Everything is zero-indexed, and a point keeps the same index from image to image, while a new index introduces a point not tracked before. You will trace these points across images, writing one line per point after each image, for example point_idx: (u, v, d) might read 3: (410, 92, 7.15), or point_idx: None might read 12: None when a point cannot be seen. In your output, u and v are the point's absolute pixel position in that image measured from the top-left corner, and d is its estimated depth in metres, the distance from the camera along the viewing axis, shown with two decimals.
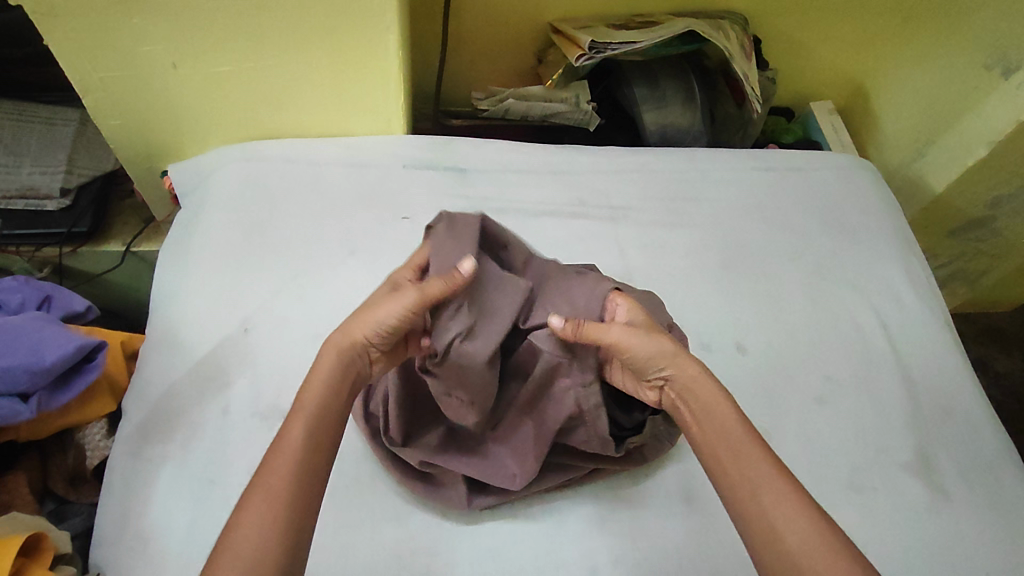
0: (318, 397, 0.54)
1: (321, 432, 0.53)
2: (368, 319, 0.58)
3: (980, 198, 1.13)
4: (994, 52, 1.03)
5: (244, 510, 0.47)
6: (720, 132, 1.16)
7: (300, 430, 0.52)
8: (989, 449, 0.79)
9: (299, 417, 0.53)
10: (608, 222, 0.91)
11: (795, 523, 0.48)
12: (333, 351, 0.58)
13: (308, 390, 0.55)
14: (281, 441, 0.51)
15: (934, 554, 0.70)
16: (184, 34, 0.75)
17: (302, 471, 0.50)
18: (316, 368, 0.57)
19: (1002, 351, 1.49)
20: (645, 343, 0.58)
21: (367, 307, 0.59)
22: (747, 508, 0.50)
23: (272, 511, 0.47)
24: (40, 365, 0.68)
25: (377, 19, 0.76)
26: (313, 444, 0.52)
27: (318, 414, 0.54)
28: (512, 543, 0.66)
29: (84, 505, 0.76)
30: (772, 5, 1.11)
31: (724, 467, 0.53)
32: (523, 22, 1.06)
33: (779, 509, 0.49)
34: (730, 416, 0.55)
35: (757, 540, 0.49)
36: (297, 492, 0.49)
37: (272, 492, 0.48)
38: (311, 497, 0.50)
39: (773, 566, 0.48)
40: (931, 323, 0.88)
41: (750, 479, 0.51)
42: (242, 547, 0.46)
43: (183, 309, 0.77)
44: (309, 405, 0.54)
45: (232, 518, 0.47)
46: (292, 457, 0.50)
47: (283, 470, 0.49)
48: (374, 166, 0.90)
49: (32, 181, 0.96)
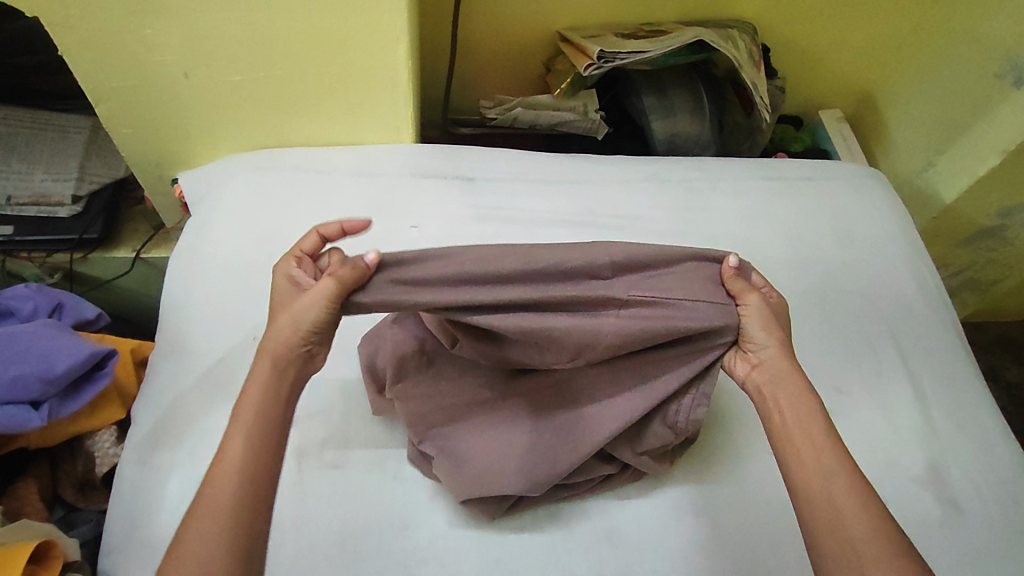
0: (255, 405, 0.55)
1: (261, 439, 0.54)
2: (290, 320, 0.57)
3: (991, 208, 1.12)
4: (1004, 58, 1.02)
5: (190, 525, 0.50)
6: (729, 140, 1.16)
7: (238, 440, 0.53)
8: (1001, 461, 0.78)
9: (238, 427, 0.54)
10: (617, 231, 0.90)
11: (860, 518, 0.51)
12: (269, 359, 0.57)
13: (245, 398, 0.56)
14: (226, 450, 0.53)
15: (945, 567, 0.69)
16: (196, 44, 0.76)
17: (241, 482, 0.51)
18: (254, 376, 0.57)
19: (1013, 360, 1.48)
20: (770, 329, 0.58)
21: (285, 310, 0.58)
22: (811, 496, 0.53)
23: (213, 522, 0.49)
24: (51, 373, 0.68)
25: (386, 29, 0.77)
26: (253, 450, 0.53)
27: (258, 423, 0.54)
28: (520, 553, 0.65)
29: (93, 513, 0.77)
30: (781, 14, 1.11)
31: (798, 456, 0.54)
32: (531, 31, 1.07)
33: (847, 503, 0.51)
34: (810, 406, 0.56)
35: (820, 526, 0.51)
36: (239, 503, 0.51)
37: (214, 505, 0.50)
38: (255, 502, 0.51)
39: (830, 551, 0.50)
40: (943, 335, 0.87)
41: (824, 471, 0.53)
42: (187, 552, 0.49)
43: (193, 317, 0.78)
44: (248, 414, 0.55)
45: (181, 532, 0.50)
46: (234, 468, 0.52)
47: (224, 479, 0.51)
48: (382, 174, 0.91)
49: (45, 189, 0.97)
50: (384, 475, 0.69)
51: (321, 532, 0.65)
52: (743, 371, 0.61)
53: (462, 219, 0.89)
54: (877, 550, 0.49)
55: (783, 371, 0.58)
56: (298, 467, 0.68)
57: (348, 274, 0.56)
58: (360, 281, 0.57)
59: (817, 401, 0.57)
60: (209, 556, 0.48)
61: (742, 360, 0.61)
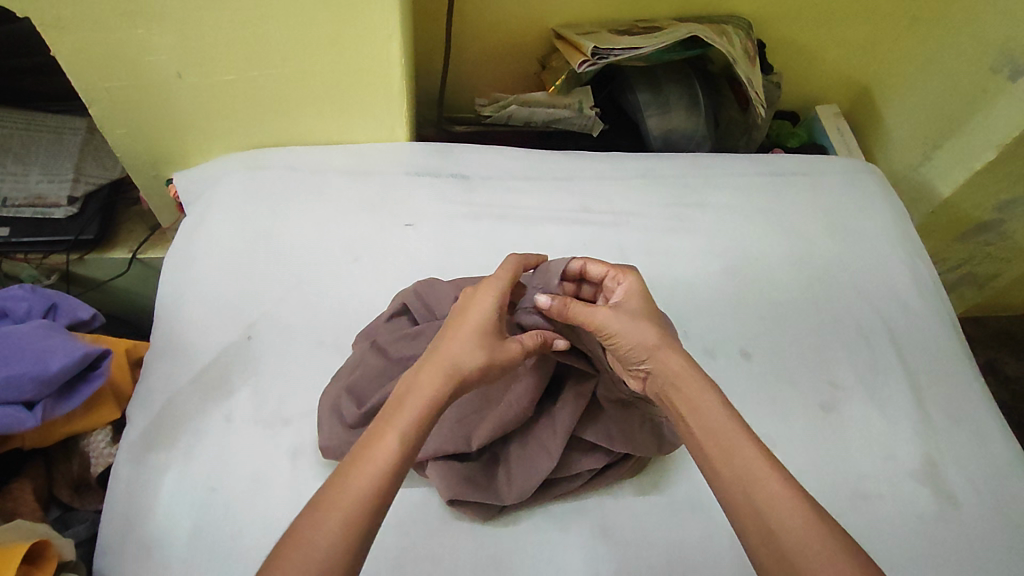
0: (422, 407, 0.54)
1: (411, 448, 0.51)
2: (466, 351, 0.58)
3: (989, 202, 1.12)
4: (1000, 52, 1.02)
5: (324, 505, 0.47)
6: (725, 137, 1.16)
7: (393, 443, 0.51)
8: (997, 456, 0.78)
9: (393, 428, 0.52)
10: (611, 228, 0.90)
11: (791, 518, 0.48)
12: (440, 373, 0.56)
13: (414, 396, 0.54)
14: (370, 449, 0.50)
15: (940, 562, 0.69)
16: (187, 43, 0.75)
17: (391, 477, 0.49)
18: (418, 383, 0.55)
19: (1013, 355, 1.47)
20: (625, 327, 0.62)
21: (467, 337, 0.59)
22: (740, 509, 0.50)
23: (341, 523, 0.46)
24: (45, 374, 0.68)
25: (379, 28, 0.77)
26: (401, 460, 0.50)
27: (413, 431, 0.52)
28: (513, 550, 0.65)
29: (89, 513, 0.77)
30: (775, 10, 1.11)
31: (718, 464, 0.53)
32: (525, 28, 1.06)
33: (771, 505, 0.49)
34: (716, 411, 0.56)
35: (751, 533, 0.49)
36: (377, 499, 0.48)
37: (353, 494, 0.48)
38: (379, 513, 0.48)
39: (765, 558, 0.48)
40: (938, 328, 0.87)
41: (741, 477, 0.51)
42: (306, 548, 0.45)
43: (188, 316, 0.78)
44: (406, 419, 0.53)
45: (307, 511, 0.47)
46: (381, 469, 0.49)
47: (374, 470, 0.49)
48: (376, 172, 0.91)
49: (41, 190, 0.97)
50: None
51: None
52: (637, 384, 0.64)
53: (457, 217, 0.88)
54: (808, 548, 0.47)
55: (665, 364, 0.60)
56: (292, 467, 0.68)
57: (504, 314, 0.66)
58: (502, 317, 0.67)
59: (718, 393, 0.57)
60: (326, 559, 0.44)
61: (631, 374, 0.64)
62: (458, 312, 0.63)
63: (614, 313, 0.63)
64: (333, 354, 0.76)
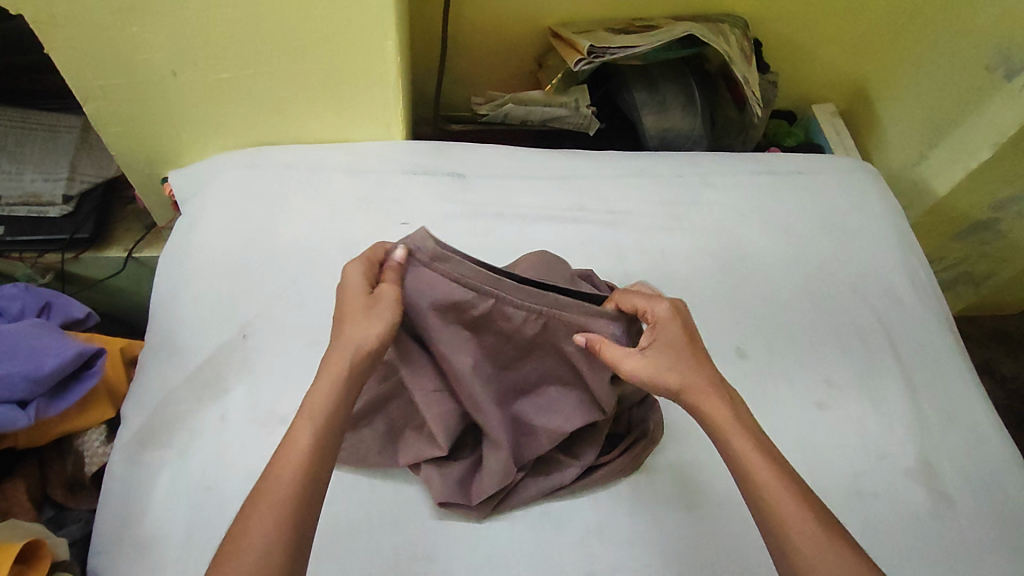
0: (326, 397, 0.54)
1: (327, 431, 0.53)
2: (366, 330, 0.57)
3: (984, 201, 1.12)
4: (996, 51, 1.02)
5: (249, 510, 0.49)
6: (722, 134, 1.16)
7: (306, 432, 0.52)
8: (991, 454, 0.78)
9: (305, 418, 0.53)
10: (607, 226, 0.90)
11: (805, 525, 0.52)
12: (345, 359, 0.56)
13: (316, 389, 0.55)
14: (290, 443, 0.52)
15: (936, 559, 0.70)
16: (182, 42, 0.75)
17: (307, 472, 0.51)
18: (325, 370, 0.56)
19: (1008, 354, 1.48)
20: (653, 371, 0.60)
21: (357, 314, 0.58)
22: (766, 515, 0.53)
23: (275, 517, 0.48)
24: (38, 373, 0.68)
25: (375, 26, 0.77)
26: (320, 445, 0.52)
27: (326, 415, 0.54)
28: (509, 549, 0.65)
29: (83, 512, 0.76)
30: (772, 9, 1.11)
31: (740, 473, 0.56)
32: (522, 26, 1.06)
33: (788, 514, 0.53)
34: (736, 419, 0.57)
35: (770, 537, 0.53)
36: (297, 497, 0.49)
37: (274, 495, 0.49)
38: (312, 498, 0.50)
39: (784, 563, 0.52)
40: (934, 328, 0.87)
41: (761, 486, 0.54)
42: (245, 546, 0.47)
43: (183, 315, 0.78)
44: (317, 406, 0.54)
45: (237, 520, 0.49)
46: (299, 458, 0.51)
47: (290, 469, 0.50)
48: (372, 171, 0.90)
49: (35, 188, 0.96)
50: (371, 474, 0.68)
51: None
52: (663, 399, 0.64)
53: (453, 216, 0.88)
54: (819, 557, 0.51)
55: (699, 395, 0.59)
56: None
57: (390, 275, 0.61)
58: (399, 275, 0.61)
59: (735, 399, 0.59)
60: (267, 552, 0.47)
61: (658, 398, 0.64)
62: (338, 295, 0.60)
63: (645, 359, 0.60)
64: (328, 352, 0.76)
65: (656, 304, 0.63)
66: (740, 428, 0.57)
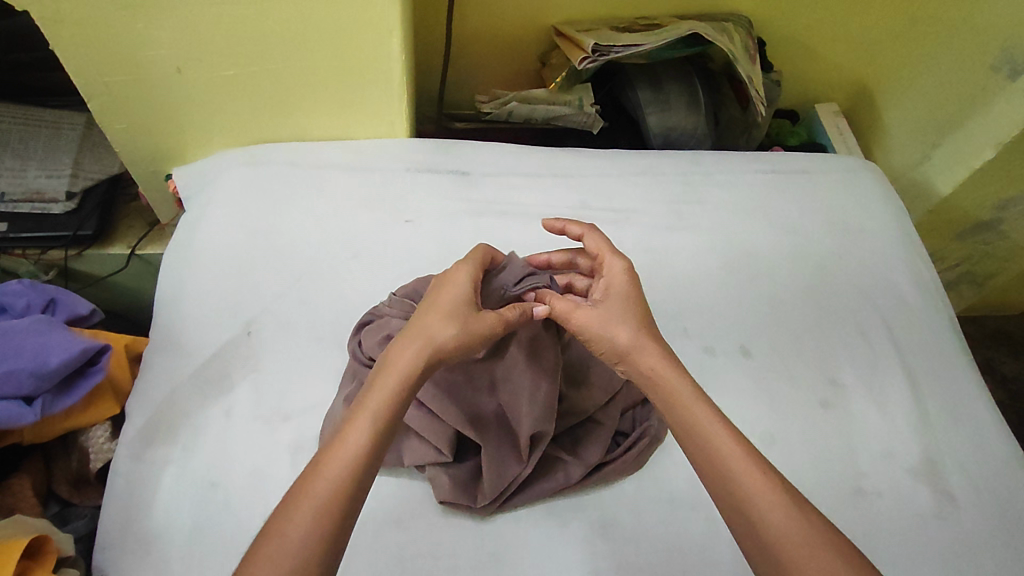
0: (384, 399, 0.53)
1: (382, 435, 0.52)
2: (449, 330, 0.59)
3: (987, 201, 1.12)
4: (999, 52, 1.02)
5: (290, 508, 0.47)
6: (724, 134, 1.14)
7: (362, 435, 0.51)
8: (994, 454, 0.78)
9: (363, 419, 0.52)
10: (611, 225, 0.90)
11: (771, 503, 0.50)
12: (421, 352, 0.57)
13: (376, 390, 0.54)
14: (342, 439, 0.51)
15: (940, 559, 0.70)
16: (187, 38, 0.75)
17: (352, 478, 0.49)
18: (395, 364, 0.56)
19: (1010, 354, 1.48)
20: (597, 326, 0.63)
21: (439, 316, 0.59)
22: (728, 497, 0.52)
23: (319, 521, 0.46)
24: (44, 369, 0.68)
25: (380, 24, 0.77)
26: (373, 450, 0.51)
27: (383, 416, 0.53)
28: (513, 547, 0.65)
29: (87, 508, 0.77)
30: (776, 9, 1.11)
31: (702, 454, 0.54)
32: (527, 24, 1.06)
33: (762, 501, 0.50)
34: (688, 393, 0.58)
35: (744, 533, 0.51)
36: (341, 503, 0.48)
37: (317, 496, 0.48)
38: (355, 504, 0.49)
39: (755, 547, 0.50)
40: (937, 327, 0.87)
41: (732, 478, 0.52)
42: (282, 544, 0.45)
43: (187, 312, 0.78)
44: (377, 406, 0.53)
45: (272, 519, 0.47)
46: (350, 461, 0.50)
47: (337, 472, 0.49)
48: (376, 169, 0.90)
49: (39, 185, 0.96)
50: (376, 471, 0.68)
51: None
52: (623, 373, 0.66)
53: (457, 214, 0.88)
54: (801, 546, 0.48)
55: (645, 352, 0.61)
56: (292, 462, 0.68)
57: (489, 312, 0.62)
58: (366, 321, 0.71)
59: (685, 371, 0.60)
60: (304, 558, 0.45)
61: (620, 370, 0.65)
62: (432, 288, 0.63)
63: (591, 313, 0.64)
64: (332, 350, 0.76)
65: (611, 260, 0.69)
66: (688, 395, 0.58)
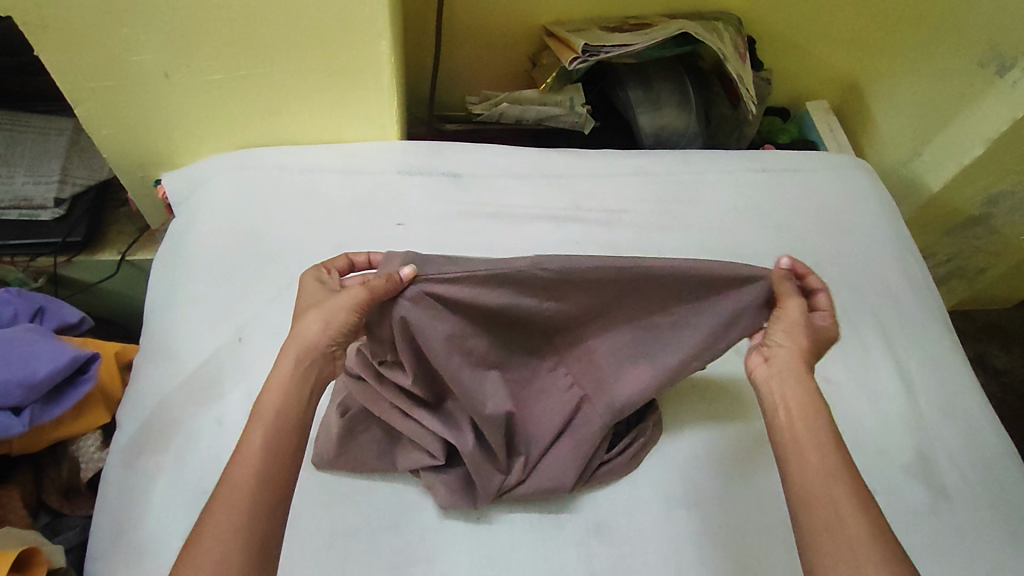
0: (276, 402, 0.56)
1: (280, 441, 0.54)
2: (312, 323, 0.59)
3: (977, 197, 1.12)
4: (987, 50, 1.02)
5: (205, 521, 0.49)
6: (716, 133, 1.15)
7: (256, 441, 0.53)
8: (987, 449, 0.78)
9: (259, 429, 0.54)
10: (603, 226, 0.90)
11: (857, 525, 0.50)
12: (294, 356, 0.58)
13: (267, 396, 0.56)
14: (242, 449, 0.53)
15: (934, 554, 0.70)
16: (176, 43, 0.75)
17: (259, 482, 0.51)
18: (276, 375, 0.57)
19: (1001, 348, 1.49)
20: (794, 329, 0.62)
21: (312, 312, 0.59)
22: (811, 503, 0.52)
23: (234, 523, 0.49)
24: (32, 379, 0.67)
25: (367, 27, 0.76)
26: (270, 451, 0.53)
27: (278, 419, 0.55)
28: (510, 550, 0.65)
29: (79, 518, 0.76)
30: (765, 7, 1.11)
31: (806, 451, 0.55)
32: (517, 25, 1.06)
33: (847, 514, 0.51)
34: (813, 406, 0.57)
35: (817, 530, 0.51)
36: (255, 507, 0.50)
37: (230, 504, 0.50)
38: (278, 504, 0.51)
39: (827, 549, 0.50)
40: (930, 323, 0.88)
41: (827, 481, 0.53)
42: (200, 552, 0.48)
43: (178, 319, 0.77)
44: (268, 414, 0.55)
45: (194, 532, 0.50)
46: (253, 466, 0.52)
47: (243, 477, 0.51)
48: (367, 172, 0.90)
49: (27, 191, 0.95)
50: (371, 476, 0.68)
51: (311, 531, 0.64)
52: (751, 363, 0.63)
53: (448, 216, 0.88)
54: (873, 563, 0.48)
55: (797, 373, 0.59)
56: None
57: (381, 284, 0.59)
58: (392, 291, 0.59)
59: (820, 396, 0.58)
60: (225, 556, 0.48)
61: (756, 354, 0.63)
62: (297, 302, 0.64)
63: (789, 329, 0.62)
64: None
65: (791, 304, 0.63)
66: (813, 409, 0.57)
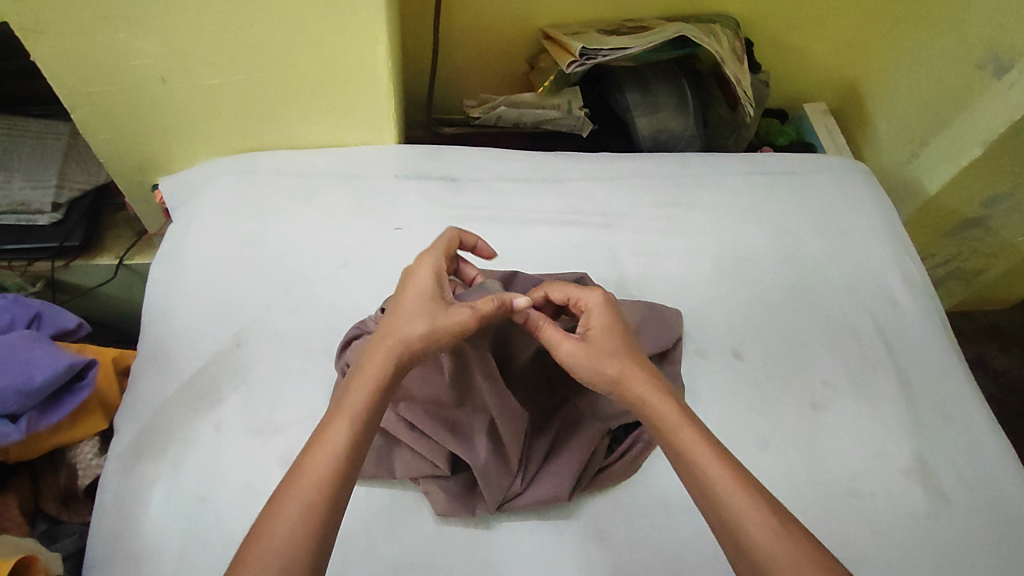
0: (364, 395, 0.54)
1: (361, 439, 0.53)
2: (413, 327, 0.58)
3: (975, 198, 1.12)
4: (986, 50, 1.02)
5: (272, 510, 0.48)
6: (713, 136, 1.15)
7: (342, 432, 0.52)
8: (986, 452, 0.78)
9: (343, 419, 0.52)
10: (601, 229, 0.90)
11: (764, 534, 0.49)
12: (387, 352, 0.57)
13: (357, 385, 0.55)
14: (321, 439, 0.52)
15: (931, 557, 0.70)
16: (171, 47, 0.74)
17: (333, 477, 0.50)
18: (366, 368, 0.56)
19: (1000, 348, 1.49)
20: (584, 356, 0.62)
21: (413, 314, 0.59)
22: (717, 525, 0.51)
23: (303, 518, 0.47)
24: (29, 386, 0.67)
25: (364, 29, 0.76)
26: (352, 448, 0.52)
27: (362, 418, 0.53)
28: (508, 556, 0.65)
29: (76, 526, 0.77)
30: (763, 9, 1.11)
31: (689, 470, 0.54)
32: (515, 28, 1.06)
33: (751, 527, 0.50)
34: (673, 416, 0.57)
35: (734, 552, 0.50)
36: (325, 503, 0.49)
37: (300, 496, 0.48)
38: (343, 502, 0.50)
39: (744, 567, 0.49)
40: (929, 327, 0.87)
41: (722, 497, 0.52)
42: (267, 542, 0.46)
43: (175, 324, 0.77)
44: (354, 404, 0.54)
45: (258, 520, 0.48)
46: (333, 457, 0.50)
47: (319, 469, 0.50)
48: (364, 176, 0.90)
49: (24, 196, 0.95)
50: (370, 483, 0.68)
51: None
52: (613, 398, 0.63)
53: (447, 221, 0.88)
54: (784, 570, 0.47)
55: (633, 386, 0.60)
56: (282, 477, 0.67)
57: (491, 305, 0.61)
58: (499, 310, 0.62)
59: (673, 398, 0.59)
60: (289, 549, 0.46)
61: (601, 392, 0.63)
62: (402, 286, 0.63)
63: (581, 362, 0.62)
64: (322, 361, 0.75)
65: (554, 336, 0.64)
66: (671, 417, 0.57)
